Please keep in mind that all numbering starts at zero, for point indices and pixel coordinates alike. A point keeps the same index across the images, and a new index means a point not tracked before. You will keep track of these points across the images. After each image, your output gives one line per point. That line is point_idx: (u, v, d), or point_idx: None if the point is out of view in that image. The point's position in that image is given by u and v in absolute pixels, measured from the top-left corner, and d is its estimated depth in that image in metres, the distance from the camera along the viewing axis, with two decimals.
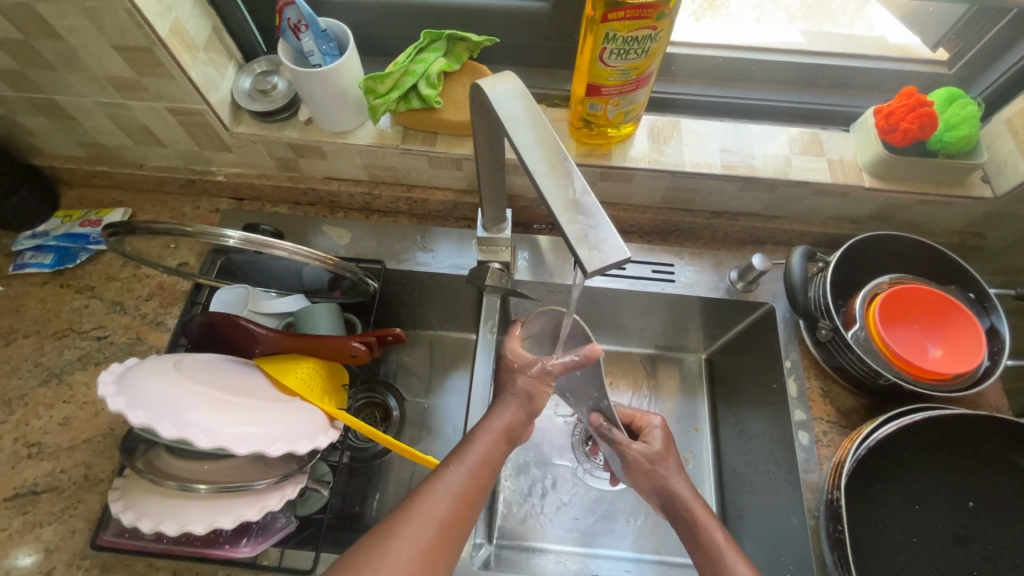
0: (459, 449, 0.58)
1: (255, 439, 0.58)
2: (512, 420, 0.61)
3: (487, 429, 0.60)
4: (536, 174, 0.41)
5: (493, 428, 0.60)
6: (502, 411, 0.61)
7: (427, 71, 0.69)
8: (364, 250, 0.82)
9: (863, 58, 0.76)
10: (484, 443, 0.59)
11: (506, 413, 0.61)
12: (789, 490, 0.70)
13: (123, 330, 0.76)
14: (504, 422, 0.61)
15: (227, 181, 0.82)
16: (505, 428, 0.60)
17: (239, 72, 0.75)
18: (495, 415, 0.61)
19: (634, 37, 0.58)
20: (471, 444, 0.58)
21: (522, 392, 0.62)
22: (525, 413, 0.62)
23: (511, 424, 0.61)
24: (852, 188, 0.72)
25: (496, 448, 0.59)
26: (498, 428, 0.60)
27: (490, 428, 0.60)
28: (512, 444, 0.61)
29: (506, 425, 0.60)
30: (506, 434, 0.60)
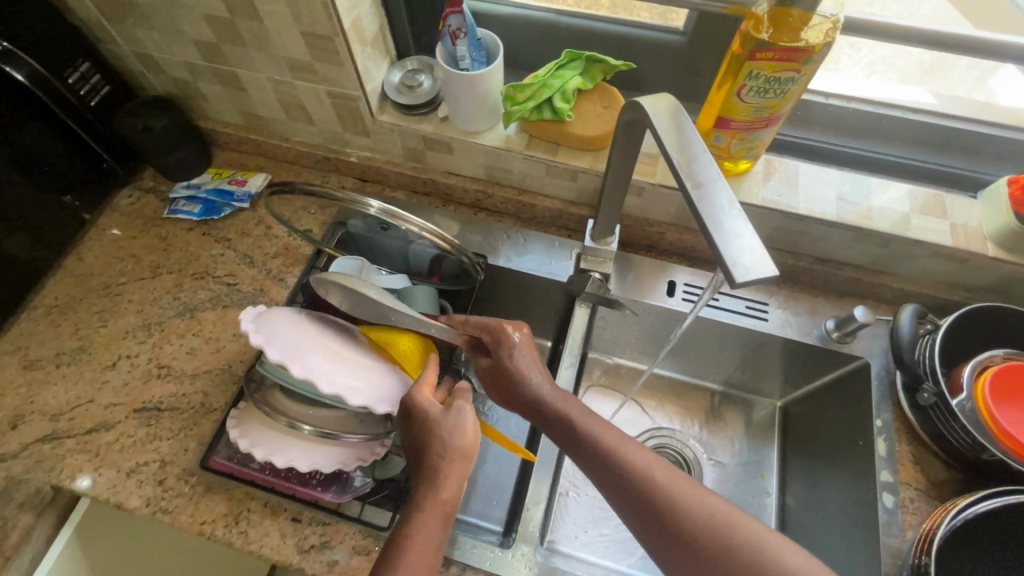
0: (399, 532, 0.49)
1: (365, 394, 0.63)
2: (442, 492, 0.51)
3: (423, 510, 0.50)
4: (688, 188, 0.44)
5: (426, 514, 0.50)
6: (437, 487, 0.51)
7: (563, 86, 0.74)
8: (468, 243, 0.87)
9: (1000, 126, 0.75)
10: (426, 517, 0.50)
11: (438, 489, 0.51)
12: (864, 552, 0.67)
13: (250, 280, 0.85)
14: (442, 498, 0.51)
15: (358, 163, 0.90)
16: (442, 505, 0.51)
17: (391, 67, 0.83)
18: (427, 494, 0.51)
19: (777, 78, 0.60)
20: (405, 524, 0.49)
21: (443, 453, 0.53)
22: (463, 473, 0.53)
23: (449, 496, 0.51)
24: (973, 254, 0.70)
25: (443, 522, 0.50)
26: (441, 500, 0.51)
27: (425, 517, 0.50)
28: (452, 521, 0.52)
29: (444, 502, 0.51)
30: (446, 510, 0.51)
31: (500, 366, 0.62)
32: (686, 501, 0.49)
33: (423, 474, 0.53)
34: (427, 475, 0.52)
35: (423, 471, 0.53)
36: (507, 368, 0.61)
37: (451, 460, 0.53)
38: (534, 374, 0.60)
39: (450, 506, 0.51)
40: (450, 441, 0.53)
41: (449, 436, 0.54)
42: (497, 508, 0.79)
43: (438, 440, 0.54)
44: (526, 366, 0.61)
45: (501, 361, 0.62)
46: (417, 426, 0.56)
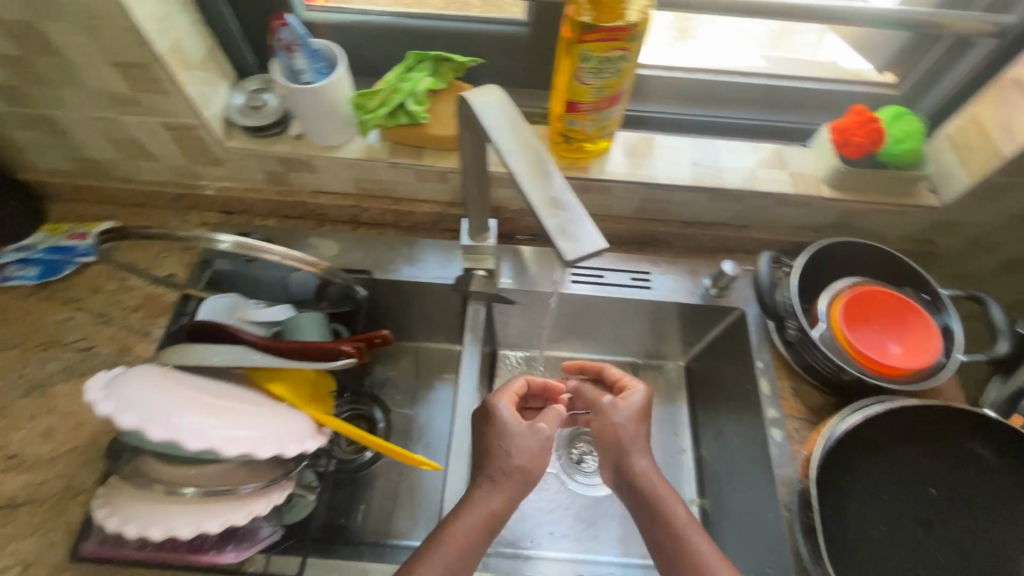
0: (441, 532, 0.59)
1: (244, 442, 0.59)
2: (493, 503, 0.61)
3: (466, 520, 0.59)
4: (517, 175, 0.44)
5: (469, 519, 0.59)
6: (489, 497, 0.61)
7: (414, 89, 0.73)
8: (351, 261, 0.83)
9: (817, 79, 0.83)
10: (473, 518, 0.60)
11: (484, 497, 0.61)
12: (765, 486, 0.72)
13: (109, 341, 0.76)
14: (489, 510, 0.60)
15: (217, 196, 0.84)
16: (487, 515, 0.60)
17: (232, 90, 0.77)
18: (479, 501, 0.61)
19: (608, 57, 0.62)
20: (447, 529, 0.59)
21: (508, 468, 0.63)
22: (520, 484, 0.63)
23: (497, 512, 0.61)
24: (812, 198, 0.77)
25: (483, 529, 0.59)
26: (483, 509, 0.60)
27: (469, 520, 0.59)
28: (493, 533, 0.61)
29: (491, 512, 0.60)
30: (489, 519, 0.60)
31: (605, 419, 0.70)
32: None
33: (483, 481, 0.62)
34: (479, 484, 0.62)
35: (478, 476, 0.63)
36: (602, 419, 0.69)
37: (501, 480, 0.62)
38: (640, 457, 0.66)
39: (495, 518, 0.60)
40: (525, 450, 0.65)
41: (519, 450, 0.64)
42: None
43: (507, 455, 0.64)
44: (630, 430, 0.68)
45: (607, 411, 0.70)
46: (495, 441, 0.65)
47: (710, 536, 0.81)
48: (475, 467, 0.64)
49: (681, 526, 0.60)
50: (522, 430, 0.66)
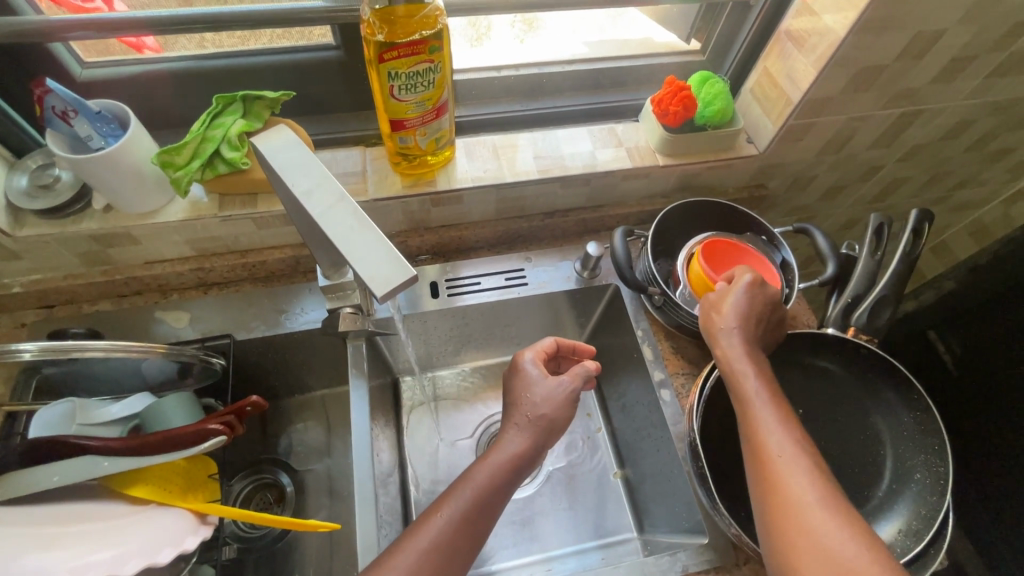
0: (464, 477, 0.61)
1: (100, 566, 0.52)
2: (519, 447, 0.63)
3: (490, 461, 0.62)
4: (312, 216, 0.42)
5: (494, 459, 0.62)
6: (513, 438, 0.64)
7: (226, 134, 0.67)
8: (209, 328, 0.77)
9: (633, 57, 0.88)
10: (488, 467, 0.61)
11: (511, 441, 0.63)
12: (666, 445, 0.75)
13: None
14: (512, 450, 0.62)
15: (27, 292, 0.73)
16: (509, 456, 0.62)
17: (11, 171, 0.67)
18: (502, 444, 0.63)
19: (415, 72, 0.61)
20: (474, 472, 0.61)
21: (529, 416, 0.65)
22: (537, 436, 0.64)
23: (518, 453, 0.63)
24: (650, 168, 0.82)
25: (501, 475, 0.61)
26: (503, 455, 0.62)
27: (493, 459, 0.62)
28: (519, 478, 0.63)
29: (513, 453, 0.62)
30: (512, 462, 0.62)
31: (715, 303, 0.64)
32: (770, 450, 0.53)
33: (510, 425, 0.65)
34: (506, 434, 0.64)
35: (511, 421, 0.65)
36: (709, 317, 0.64)
37: (528, 422, 0.64)
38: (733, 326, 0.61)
39: (517, 462, 0.62)
40: (540, 398, 0.66)
41: (540, 406, 0.65)
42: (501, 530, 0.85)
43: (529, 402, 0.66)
44: (727, 327, 0.62)
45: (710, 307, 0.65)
46: (523, 394, 0.67)
47: (633, 503, 0.85)
48: (503, 416, 0.67)
49: (750, 398, 0.57)
50: (541, 393, 0.66)
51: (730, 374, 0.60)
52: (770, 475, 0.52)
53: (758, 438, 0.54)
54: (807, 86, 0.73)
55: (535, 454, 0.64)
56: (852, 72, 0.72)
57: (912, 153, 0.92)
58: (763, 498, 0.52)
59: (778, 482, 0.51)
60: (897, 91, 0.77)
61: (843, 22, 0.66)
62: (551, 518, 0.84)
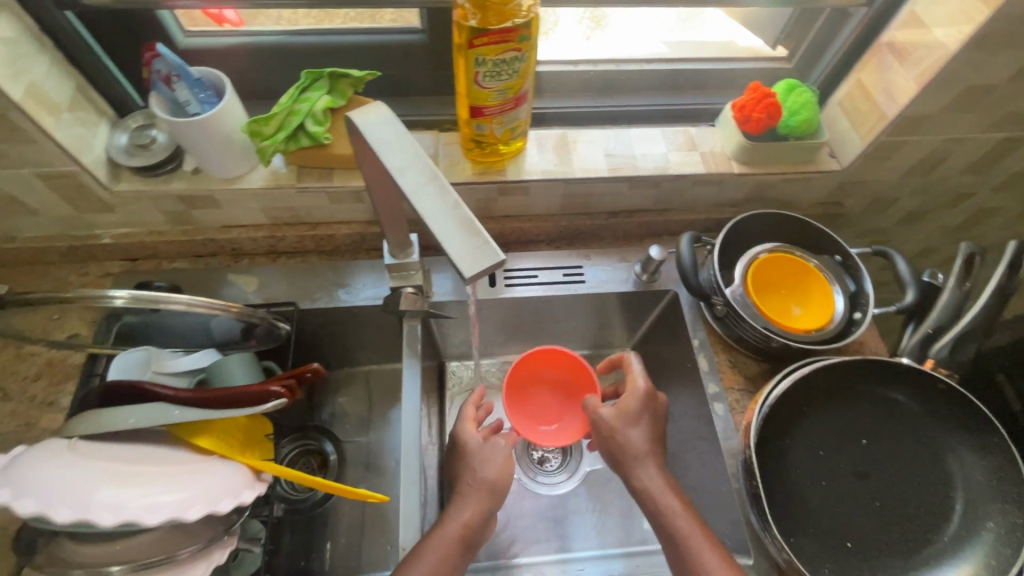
0: (421, 546, 0.61)
1: (168, 507, 0.54)
2: (470, 518, 0.63)
3: (445, 534, 0.61)
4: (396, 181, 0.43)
5: (444, 532, 0.62)
6: (461, 509, 0.64)
7: (312, 108, 0.69)
8: (275, 294, 0.80)
9: (715, 60, 0.86)
10: (437, 542, 0.61)
11: (461, 509, 0.64)
12: (713, 460, 0.74)
13: (9, 418, 0.70)
14: (466, 519, 0.63)
15: (115, 244, 0.78)
16: (463, 529, 0.62)
17: (114, 129, 0.72)
18: (452, 516, 0.63)
19: (502, 60, 0.61)
20: (430, 542, 0.61)
21: (482, 483, 0.66)
22: (486, 503, 0.65)
23: (468, 524, 0.63)
24: (724, 175, 0.79)
25: (453, 552, 0.61)
26: (454, 531, 0.62)
27: (445, 532, 0.62)
28: (472, 548, 0.63)
29: (462, 525, 0.62)
30: (465, 537, 0.62)
31: (613, 418, 0.69)
32: (668, 513, 0.62)
33: (457, 496, 0.66)
34: (457, 500, 0.65)
35: (462, 493, 0.66)
36: (597, 415, 0.70)
37: (477, 493, 0.65)
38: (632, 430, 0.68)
39: (470, 537, 0.63)
40: (487, 471, 0.67)
41: (485, 474, 0.67)
42: (527, 526, 0.83)
43: (474, 471, 0.68)
44: (623, 421, 0.69)
45: (596, 406, 0.71)
46: (467, 464, 0.69)
47: None
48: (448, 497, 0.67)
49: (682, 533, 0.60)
50: (477, 451, 0.69)
51: (627, 455, 0.67)
52: (672, 536, 0.61)
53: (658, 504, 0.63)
54: (905, 102, 0.69)
55: (484, 521, 0.64)
56: (957, 90, 0.67)
57: (1009, 182, 0.86)
58: (675, 555, 0.60)
59: (682, 540, 0.60)
60: (1002, 115, 0.72)
61: (956, 36, 0.62)
62: (584, 519, 0.84)
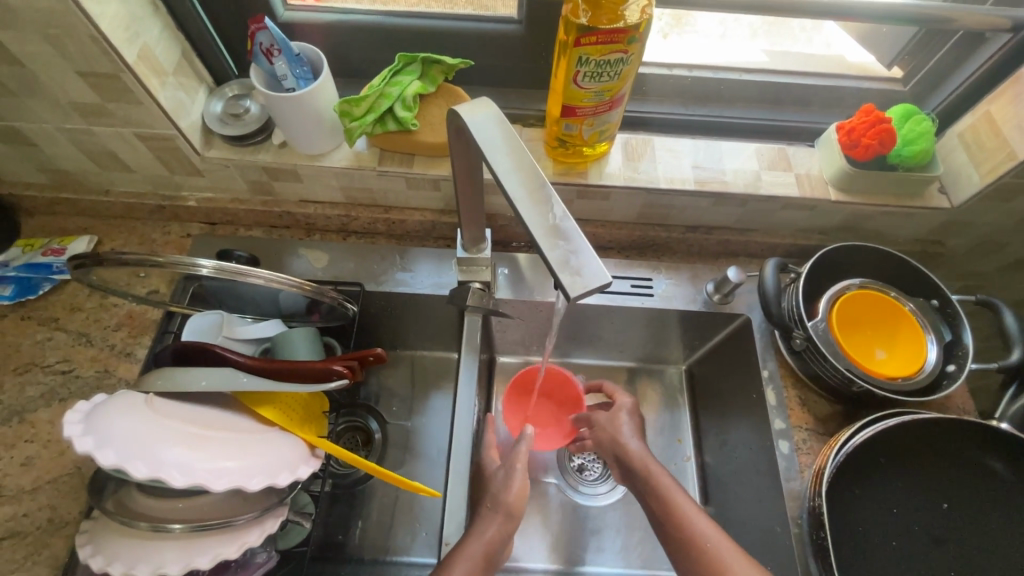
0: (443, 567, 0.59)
1: (232, 475, 0.55)
2: (493, 537, 0.63)
3: (469, 549, 0.60)
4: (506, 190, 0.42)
5: (470, 548, 0.61)
6: (483, 527, 0.63)
7: (403, 93, 0.70)
8: (342, 273, 0.80)
9: (822, 76, 0.81)
10: (465, 554, 0.60)
11: (485, 526, 0.63)
12: (771, 499, 0.70)
13: (90, 362, 0.74)
14: (490, 535, 0.62)
15: (198, 207, 0.80)
16: (485, 545, 0.61)
17: (210, 96, 0.74)
18: (475, 533, 0.63)
19: (606, 61, 0.59)
20: (455, 558, 0.59)
21: (500, 508, 0.66)
22: (504, 527, 0.64)
23: (491, 542, 0.62)
24: (819, 201, 0.75)
25: (474, 569, 0.59)
26: (477, 549, 0.61)
27: (471, 549, 0.60)
28: (493, 566, 0.62)
29: (486, 542, 0.62)
30: (488, 552, 0.61)
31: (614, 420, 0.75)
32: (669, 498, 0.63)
33: (482, 514, 0.65)
34: (479, 518, 0.65)
35: (485, 514, 0.65)
36: (610, 428, 0.74)
37: (501, 516, 0.65)
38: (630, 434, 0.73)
39: (493, 554, 0.61)
40: (511, 494, 0.67)
41: (505, 498, 0.67)
42: (562, 536, 0.80)
43: (498, 495, 0.67)
44: (627, 430, 0.73)
45: (605, 422, 0.76)
46: (495, 490, 0.68)
47: None
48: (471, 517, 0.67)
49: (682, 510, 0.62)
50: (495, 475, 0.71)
51: (637, 457, 0.69)
52: (671, 519, 0.61)
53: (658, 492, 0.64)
54: None
55: (506, 540, 0.64)
56: None
57: None
58: (672, 538, 0.60)
59: (680, 520, 0.61)
60: None
61: None
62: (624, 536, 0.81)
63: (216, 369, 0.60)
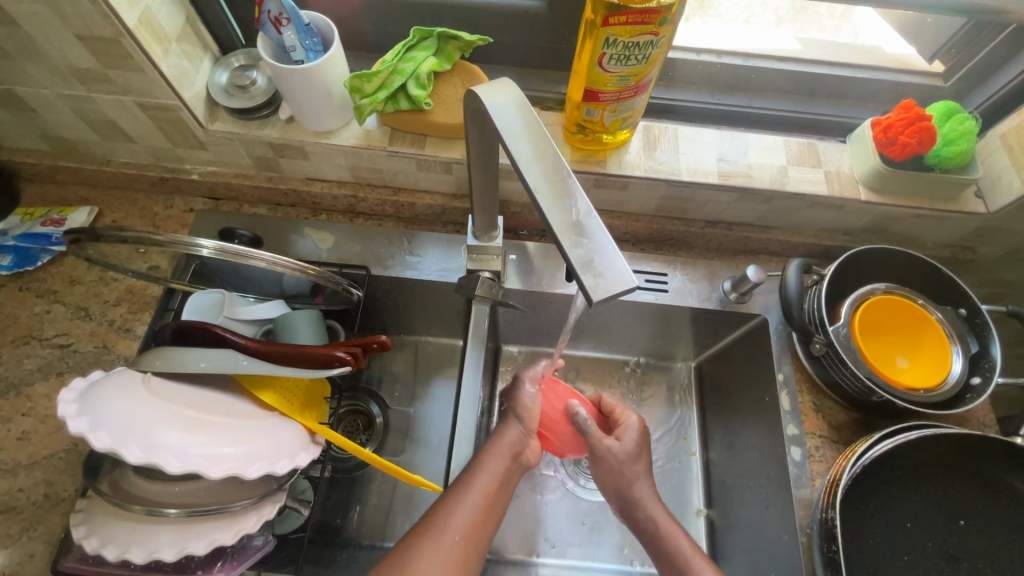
0: (467, 475, 0.60)
1: (230, 462, 0.54)
2: (518, 441, 0.65)
3: (497, 451, 0.63)
4: (519, 156, 0.41)
5: (498, 451, 0.63)
6: (504, 434, 0.66)
7: (416, 70, 0.67)
8: (348, 255, 0.78)
9: (860, 67, 0.76)
10: (493, 460, 0.62)
11: (511, 435, 0.66)
12: (779, 506, 0.68)
13: (88, 337, 0.72)
14: (511, 442, 0.65)
15: (202, 181, 0.78)
16: (510, 448, 0.64)
17: (215, 66, 0.70)
18: (499, 438, 0.65)
19: (635, 43, 0.55)
20: (483, 465, 0.61)
21: (522, 415, 0.68)
22: (527, 434, 0.67)
23: (515, 445, 0.65)
24: (847, 201, 0.71)
25: (506, 467, 0.62)
26: (505, 447, 0.64)
27: (499, 450, 0.63)
28: (521, 464, 0.65)
29: (510, 446, 0.64)
30: (514, 452, 0.64)
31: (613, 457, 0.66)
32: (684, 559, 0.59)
33: (511, 421, 0.68)
34: (507, 427, 0.67)
35: (508, 421, 0.68)
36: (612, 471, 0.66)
37: (524, 422, 0.67)
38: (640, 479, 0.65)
39: (520, 454, 0.65)
40: (528, 403, 0.69)
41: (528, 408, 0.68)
42: (561, 530, 0.79)
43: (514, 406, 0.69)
44: (636, 474, 0.65)
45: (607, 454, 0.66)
46: (512, 401, 0.70)
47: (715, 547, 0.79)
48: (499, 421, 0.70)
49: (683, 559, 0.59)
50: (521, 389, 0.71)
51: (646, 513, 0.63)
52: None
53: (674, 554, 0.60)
54: None
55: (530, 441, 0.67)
56: None
57: None
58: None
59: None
60: None
61: None
62: (623, 534, 0.79)
63: (216, 351, 0.58)
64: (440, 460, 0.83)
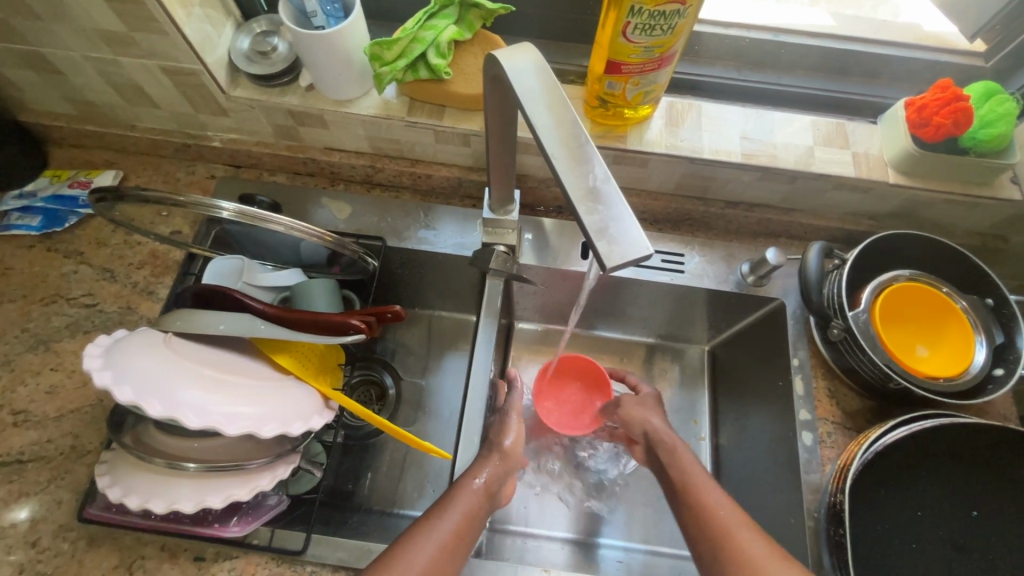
0: (435, 511, 0.58)
1: (246, 420, 0.55)
2: (492, 476, 0.63)
3: (469, 488, 0.60)
4: (540, 138, 0.40)
5: (467, 488, 0.60)
6: (478, 467, 0.63)
7: (437, 38, 0.66)
8: (364, 226, 0.78)
9: (896, 44, 0.74)
10: (462, 500, 0.59)
11: (485, 473, 0.63)
12: (788, 490, 0.68)
13: (113, 298, 0.74)
14: (484, 479, 0.62)
15: (224, 147, 0.79)
16: (483, 484, 0.61)
17: (237, 31, 0.71)
18: (474, 473, 0.63)
19: (661, 12, 0.53)
20: (452, 500, 0.59)
21: (500, 450, 0.66)
22: (503, 470, 0.65)
23: (491, 479, 0.63)
24: (875, 182, 0.69)
25: (477, 505, 0.60)
26: (477, 486, 0.61)
27: (471, 487, 0.61)
28: (494, 499, 0.63)
29: (484, 483, 0.62)
30: (487, 489, 0.61)
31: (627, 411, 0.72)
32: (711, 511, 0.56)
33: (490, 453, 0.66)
34: (478, 465, 0.64)
35: (485, 455, 0.65)
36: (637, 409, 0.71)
37: (500, 455, 0.65)
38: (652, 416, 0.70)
39: (492, 492, 0.62)
40: (507, 441, 0.67)
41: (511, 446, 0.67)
42: (570, 506, 0.80)
43: (498, 439, 0.68)
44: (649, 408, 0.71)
45: (631, 403, 0.73)
46: (496, 433, 0.69)
47: None
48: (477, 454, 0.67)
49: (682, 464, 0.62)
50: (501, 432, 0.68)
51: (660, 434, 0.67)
52: (710, 524, 0.55)
53: (706, 505, 0.57)
54: None
55: (502, 477, 0.64)
56: None
57: None
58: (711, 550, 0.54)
59: (726, 533, 0.54)
60: None
61: None
62: (628, 510, 0.80)
63: (234, 314, 0.59)
64: (450, 433, 0.83)
